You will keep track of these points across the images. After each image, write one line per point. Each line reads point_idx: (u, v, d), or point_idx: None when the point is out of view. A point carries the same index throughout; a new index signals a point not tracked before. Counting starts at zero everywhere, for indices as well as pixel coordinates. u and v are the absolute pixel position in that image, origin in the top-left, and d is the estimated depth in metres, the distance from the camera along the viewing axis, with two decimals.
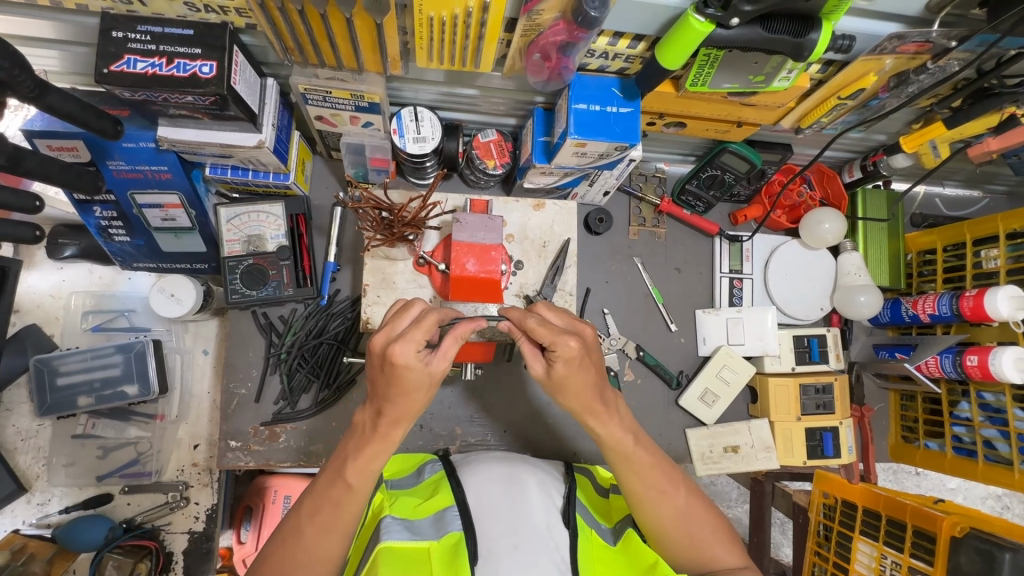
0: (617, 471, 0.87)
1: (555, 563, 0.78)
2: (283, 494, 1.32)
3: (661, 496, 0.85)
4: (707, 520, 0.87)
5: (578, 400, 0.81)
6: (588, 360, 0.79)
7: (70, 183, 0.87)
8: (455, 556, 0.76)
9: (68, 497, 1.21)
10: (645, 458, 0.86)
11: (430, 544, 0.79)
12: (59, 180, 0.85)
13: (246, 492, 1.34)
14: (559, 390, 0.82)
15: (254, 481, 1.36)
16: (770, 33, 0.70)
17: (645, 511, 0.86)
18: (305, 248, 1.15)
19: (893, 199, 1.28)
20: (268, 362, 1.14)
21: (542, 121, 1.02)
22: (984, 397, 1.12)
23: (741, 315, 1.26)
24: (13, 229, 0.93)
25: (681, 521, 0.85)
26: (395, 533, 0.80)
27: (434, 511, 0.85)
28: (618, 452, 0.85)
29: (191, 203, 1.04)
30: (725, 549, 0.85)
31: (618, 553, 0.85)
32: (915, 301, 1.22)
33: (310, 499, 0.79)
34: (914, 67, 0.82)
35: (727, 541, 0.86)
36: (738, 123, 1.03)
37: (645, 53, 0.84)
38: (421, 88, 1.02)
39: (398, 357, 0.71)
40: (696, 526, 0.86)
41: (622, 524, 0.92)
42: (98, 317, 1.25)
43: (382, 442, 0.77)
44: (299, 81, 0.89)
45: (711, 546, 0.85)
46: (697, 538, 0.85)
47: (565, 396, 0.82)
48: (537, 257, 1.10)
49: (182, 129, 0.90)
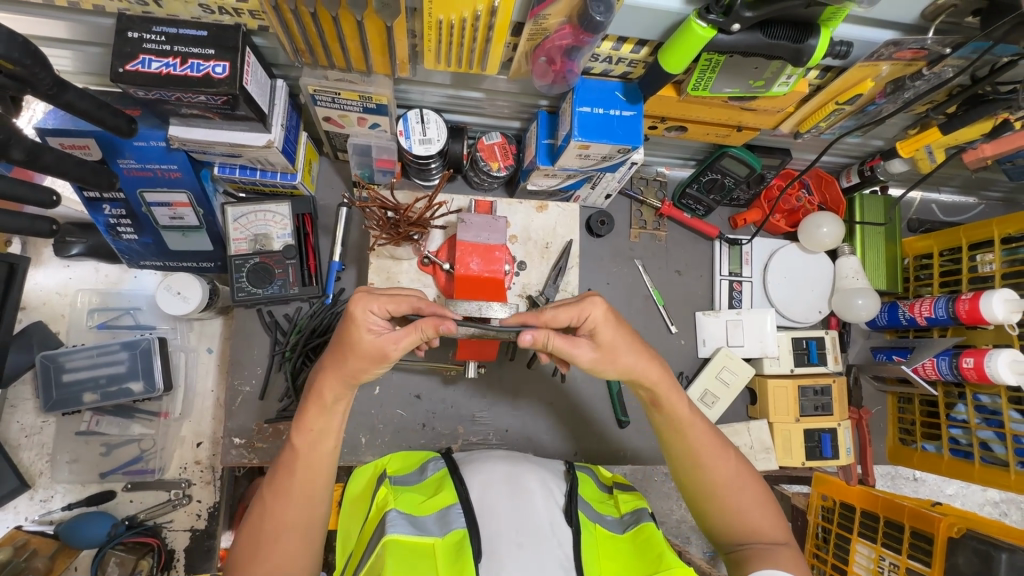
0: (672, 440, 0.91)
1: (559, 561, 0.78)
2: None
3: (713, 465, 0.89)
4: (755, 492, 0.89)
5: (629, 367, 0.85)
6: (619, 324, 0.85)
7: (84, 178, 0.87)
8: (458, 553, 0.77)
9: (71, 494, 1.21)
10: (700, 428, 0.90)
11: (434, 541, 0.80)
12: (76, 176, 0.86)
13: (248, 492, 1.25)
14: (608, 363, 0.84)
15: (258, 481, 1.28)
16: (770, 39, 0.72)
17: (696, 479, 0.90)
18: (311, 248, 1.16)
19: (889, 203, 1.30)
20: (273, 360, 1.15)
21: (546, 124, 1.04)
22: (981, 399, 1.14)
23: (740, 317, 1.28)
24: (29, 223, 0.94)
25: (731, 489, 0.88)
26: (398, 526, 0.80)
27: (437, 509, 0.86)
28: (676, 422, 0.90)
29: (198, 202, 1.06)
30: (768, 524, 0.88)
31: (625, 543, 0.86)
32: (911, 304, 1.24)
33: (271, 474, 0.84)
34: (910, 73, 0.84)
35: (772, 517, 0.88)
36: (738, 127, 1.05)
37: (648, 57, 0.86)
38: (427, 91, 1.04)
39: (357, 313, 0.78)
40: (744, 496, 0.88)
41: (633, 514, 0.92)
42: (103, 315, 1.25)
43: (317, 401, 0.83)
44: (309, 82, 0.91)
45: (755, 519, 0.87)
46: (742, 511, 0.88)
47: (620, 368, 0.85)
48: (540, 258, 1.12)
49: (193, 128, 0.92)
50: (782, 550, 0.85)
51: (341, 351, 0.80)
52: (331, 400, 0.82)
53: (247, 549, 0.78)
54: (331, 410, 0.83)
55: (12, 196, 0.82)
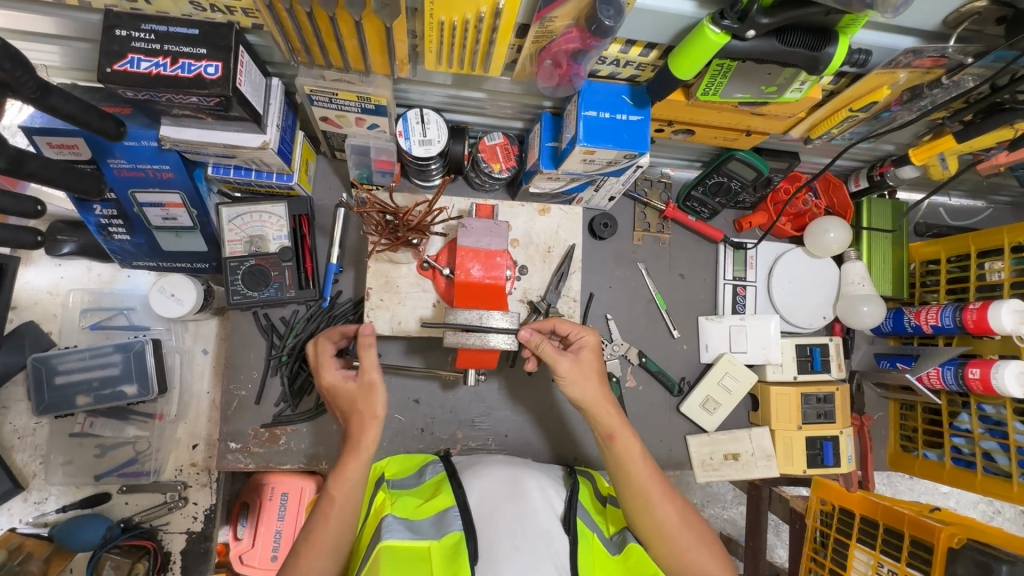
0: (618, 481, 0.91)
1: (558, 570, 0.77)
2: (280, 492, 1.29)
3: (659, 505, 0.88)
4: (700, 533, 0.89)
5: (586, 395, 0.92)
6: (590, 346, 0.95)
7: (72, 184, 0.87)
8: (456, 556, 0.75)
9: (65, 496, 1.20)
10: (646, 470, 0.90)
11: (431, 544, 0.78)
12: (63, 182, 0.85)
13: (244, 490, 1.31)
14: (580, 377, 0.92)
15: (252, 477, 1.32)
16: (785, 46, 0.69)
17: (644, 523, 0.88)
18: (308, 250, 1.14)
19: (898, 210, 1.28)
20: (270, 364, 1.13)
21: (550, 126, 1.01)
22: (985, 410, 1.13)
23: (744, 322, 1.26)
24: (14, 234, 0.97)
25: (678, 531, 0.88)
26: (394, 532, 0.79)
27: (434, 513, 0.85)
28: (621, 463, 0.91)
29: (192, 202, 1.03)
30: (715, 563, 0.88)
31: (615, 561, 0.87)
32: (918, 312, 1.22)
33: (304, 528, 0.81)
34: (928, 82, 0.81)
35: (718, 556, 0.89)
36: (747, 132, 1.02)
37: (657, 61, 0.83)
38: (427, 91, 1.00)
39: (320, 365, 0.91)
40: (689, 539, 0.88)
41: (620, 535, 0.93)
42: (96, 315, 1.23)
43: (356, 452, 0.82)
44: (306, 82, 0.88)
45: (704, 563, 0.87)
46: (689, 557, 0.87)
47: (579, 389, 0.92)
48: (542, 262, 1.11)
49: (185, 128, 0.89)
50: None
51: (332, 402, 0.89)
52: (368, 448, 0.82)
53: None
54: (369, 461, 0.83)
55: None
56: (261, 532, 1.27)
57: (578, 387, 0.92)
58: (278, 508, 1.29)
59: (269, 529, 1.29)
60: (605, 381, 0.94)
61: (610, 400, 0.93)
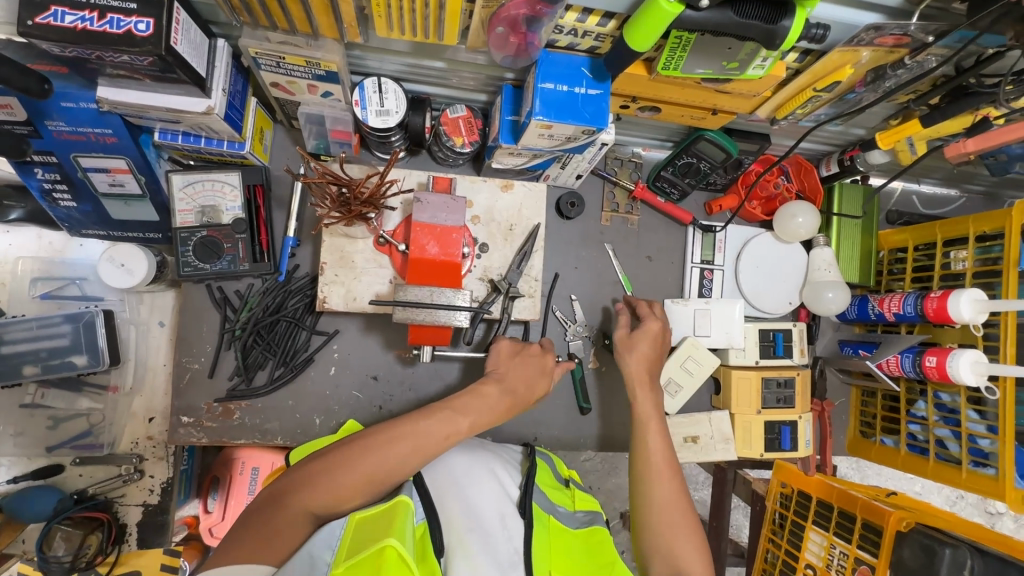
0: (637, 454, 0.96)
1: (510, 553, 0.77)
2: (250, 466, 1.27)
3: (658, 479, 0.90)
4: (686, 520, 0.86)
5: (633, 366, 1.06)
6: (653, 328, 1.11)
7: None
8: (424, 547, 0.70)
9: (17, 467, 1.18)
10: (662, 447, 0.95)
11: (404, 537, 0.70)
12: None
13: (213, 464, 1.30)
14: (626, 349, 1.10)
15: (222, 452, 1.31)
16: (741, 18, 0.66)
17: (643, 502, 0.89)
18: (262, 222, 1.10)
19: (869, 195, 1.27)
20: (223, 338, 1.11)
21: (510, 98, 0.98)
22: (941, 398, 1.14)
23: (709, 305, 1.25)
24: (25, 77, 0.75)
25: (663, 508, 0.87)
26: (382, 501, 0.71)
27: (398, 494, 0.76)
28: (646, 439, 0.96)
29: (139, 168, 1.00)
30: (694, 555, 0.83)
31: (576, 535, 0.88)
32: (882, 300, 1.22)
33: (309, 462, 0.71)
34: (892, 61, 0.79)
35: (701, 553, 0.83)
36: (714, 111, 1.00)
37: (616, 31, 0.80)
38: (385, 58, 0.96)
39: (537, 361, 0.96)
40: (672, 518, 0.86)
41: (588, 515, 0.94)
42: (47, 284, 1.20)
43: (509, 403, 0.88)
44: (250, 44, 0.83)
45: (684, 550, 0.83)
46: (675, 549, 0.83)
47: (627, 356, 1.09)
48: (504, 240, 1.09)
49: (123, 91, 0.85)
50: None
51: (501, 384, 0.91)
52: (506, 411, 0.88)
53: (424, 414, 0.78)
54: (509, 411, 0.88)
55: None
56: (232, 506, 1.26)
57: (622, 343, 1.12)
58: (249, 482, 1.27)
59: (239, 502, 1.28)
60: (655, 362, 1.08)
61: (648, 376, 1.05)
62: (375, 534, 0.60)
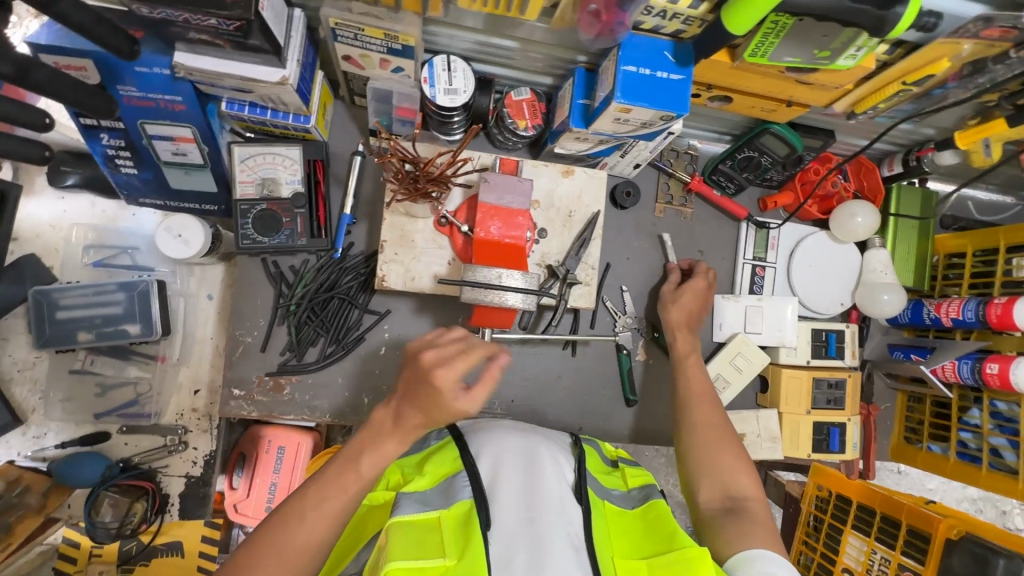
0: (677, 386, 1.07)
1: (570, 539, 0.76)
2: (277, 444, 1.21)
3: (706, 411, 1.01)
4: (737, 449, 0.95)
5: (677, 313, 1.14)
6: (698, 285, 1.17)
7: (81, 103, 0.76)
8: (467, 523, 0.75)
9: (64, 433, 1.19)
10: (705, 386, 1.05)
11: (441, 515, 0.77)
12: (72, 99, 0.75)
13: (239, 440, 1.23)
14: (671, 304, 1.15)
15: (249, 428, 1.24)
16: (853, 2, 0.64)
17: (688, 427, 0.99)
18: (321, 198, 1.10)
19: (929, 198, 1.24)
20: (276, 313, 1.10)
21: (583, 82, 0.96)
22: (997, 406, 1.12)
23: (761, 303, 1.24)
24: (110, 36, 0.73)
25: (714, 437, 0.97)
26: (405, 508, 0.79)
27: (443, 482, 0.84)
28: (686, 372, 1.07)
29: (204, 138, 0.99)
30: (747, 477, 0.92)
31: (633, 517, 0.87)
32: (938, 304, 1.20)
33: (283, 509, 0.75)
34: (993, 55, 0.77)
35: (752, 475, 0.92)
36: (788, 102, 0.98)
37: (707, 15, 0.77)
38: (457, 35, 0.95)
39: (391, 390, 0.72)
40: (725, 445, 0.96)
41: (642, 490, 0.93)
42: (99, 252, 1.20)
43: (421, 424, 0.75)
44: (331, 14, 0.83)
45: (737, 473, 0.92)
46: (727, 471, 0.92)
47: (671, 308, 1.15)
48: (562, 227, 1.08)
49: (201, 57, 0.84)
50: (755, 500, 0.88)
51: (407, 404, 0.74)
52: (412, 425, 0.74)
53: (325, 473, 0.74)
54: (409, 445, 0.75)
55: (8, 149, 0.80)
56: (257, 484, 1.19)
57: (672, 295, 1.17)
58: (275, 461, 1.21)
59: (265, 481, 1.21)
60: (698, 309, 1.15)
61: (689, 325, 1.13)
62: (413, 546, 0.72)
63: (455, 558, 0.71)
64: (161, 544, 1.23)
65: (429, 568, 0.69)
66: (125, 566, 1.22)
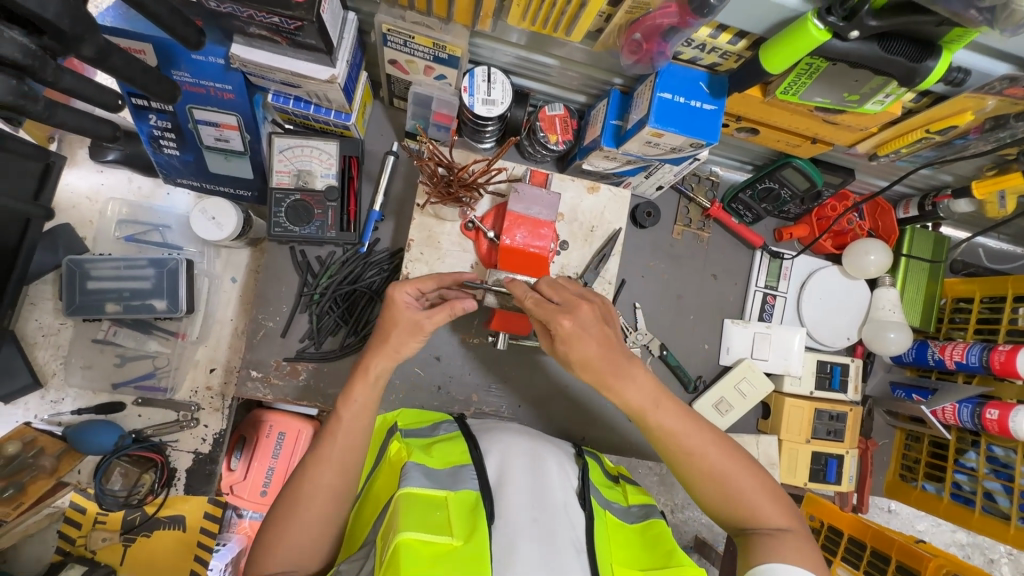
0: (647, 432, 0.86)
1: (573, 543, 0.77)
2: (278, 430, 1.30)
3: (701, 452, 0.83)
4: (751, 479, 0.83)
5: (586, 351, 0.81)
6: (602, 329, 0.82)
7: (148, 88, 0.81)
8: (474, 511, 0.77)
9: (81, 399, 1.22)
10: (684, 421, 0.84)
11: (447, 494, 0.79)
12: (141, 84, 0.79)
13: (241, 424, 1.32)
14: (576, 341, 0.81)
15: (252, 413, 1.34)
16: (885, 53, 0.68)
17: (684, 469, 0.85)
18: (353, 193, 1.13)
19: (940, 242, 1.28)
20: (300, 301, 1.13)
21: (617, 104, 1.00)
22: (994, 451, 1.15)
23: (770, 331, 1.27)
24: (183, 24, 0.77)
25: (719, 477, 0.83)
26: (415, 480, 0.81)
27: (451, 465, 0.86)
28: (656, 422, 0.84)
29: (247, 127, 1.03)
30: (770, 509, 0.82)
31: (632, 531, 0.89)
32: (943, 346, 1.23)
33: (297, 467, 0.84)
34: (1015, 112, 0.80)
35: (775, 503, 0.82)
36: (812, 139, 1.01)
37: (744, 51, 0.82)
38: (499, 49, 0.99)
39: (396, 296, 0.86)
40: (736, 482, 0.83)
41: (642, 507, 0.95)
42: (132, 227, 1.23)
43: (363, 377, 0.85)
44: (385, 20, 0.87)
45: (761, 507, 0.82)
46: (746, 509, 0.82)
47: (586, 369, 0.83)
48: (583, 241, 1.11)
49: (256, 50, 0.88)
50: (785, 536, 0.79)
51: (384, 331, 0.85)
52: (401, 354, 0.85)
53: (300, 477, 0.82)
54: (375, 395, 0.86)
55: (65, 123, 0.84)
56: (254, 467, 1.28)
57: (575, 360, 0.82)
58: (274, 446, 1.29)
59: (262, 465, 1.29)
60: (608, 335, 0.82)
61: (614, 365, 0.81)
62: (424, 520, 0.74)
63: (462, 539, 0.73)
64: (165, 516, 1.26)
65: (436, 543, 0.71)
66: (127, 536, 1.24)
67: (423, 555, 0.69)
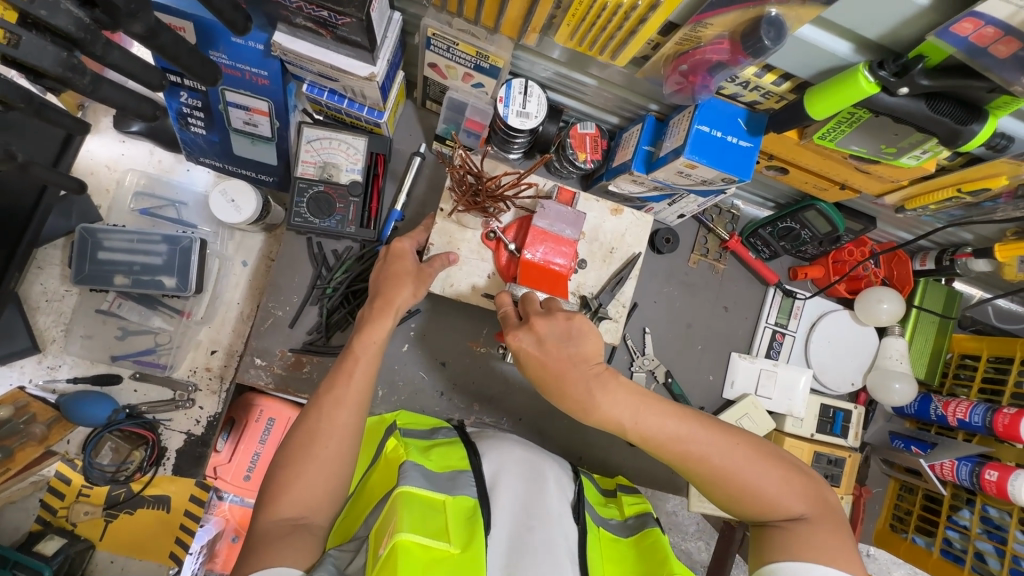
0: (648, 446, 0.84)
1: (569, 552, 0.77)
2: (268, 415, 1.20)
3: (706, 453, 0.81)
4: (765, 470, 0.80)
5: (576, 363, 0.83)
6: (583, 351, 0.83)
7: (191, 69, 0.81)
8: (471, 518, 0.76)
9: (78, 368, 1.21)
10: (682, 426, 0.82)
11: (446, 498, 0.78)
12: (186, 64, 0.79)
13: (231, 405, 1.22)
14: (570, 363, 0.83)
15: (243, 395, 1.23)
16: (933, 112, 0.68)
17: (693, 472, 0.82)
18: (376, 191, 1.14)
19: (952, 297, 1.28)
20: (312, 293, 1.12)
21: (651, 130, 1.00)
22: (988, 511, 1.16)
23: (776, 369, 1.26)
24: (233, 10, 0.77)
25: (729, 476, 0.80)
26: (413, 480, 0.79)
27: (452, 469, 0.85)
28: (653, 429, 0.82)
29: (277, 114, 1.02)
30: (789, 499, 0.79)
31: (625, 545, 0.88)
32: (947, 402, 1.22)
33: (305, 410, 0.81)
34: None
35: (794, 492, 0.80)
36: (841, 185, 1.01)
37: (787, 93, 0.82)
38: (538, 63, 0.99)
39: (401, 246, 0.96)
40: (749, 477, 0.80)
41: (637, 519, 0.95)
42: (147, 201, 1.22)
43: (384, 308, 0.88)
44: (431, 24, 0.87)
45: (779, 498, 0.79)
46: (763, 504, 0.79)
47: (592, 390, 0.83)
48: (602, 261, 1.10)
49: (298, 40, 0.87)
50: (805, 525, 0.77)
51: (395, 281, 0.91)
52: (399, 304, 0.89)
53: (302, 440, 0.78)
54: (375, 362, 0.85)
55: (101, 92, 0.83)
56: (239, 451, 1.18)
57: (559, 373, 0.83)
58: (263, 431, 1.20)
59: (248, 449, 1.20)
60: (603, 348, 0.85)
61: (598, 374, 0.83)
62: (421, 524, 0.72)
63: (459, 546, 0.71)
64: (149, 496, 1.23)
65: (433, 548, 0.70)
66: (109, 511, 1.22)
67: (420, 559, 0.68)
